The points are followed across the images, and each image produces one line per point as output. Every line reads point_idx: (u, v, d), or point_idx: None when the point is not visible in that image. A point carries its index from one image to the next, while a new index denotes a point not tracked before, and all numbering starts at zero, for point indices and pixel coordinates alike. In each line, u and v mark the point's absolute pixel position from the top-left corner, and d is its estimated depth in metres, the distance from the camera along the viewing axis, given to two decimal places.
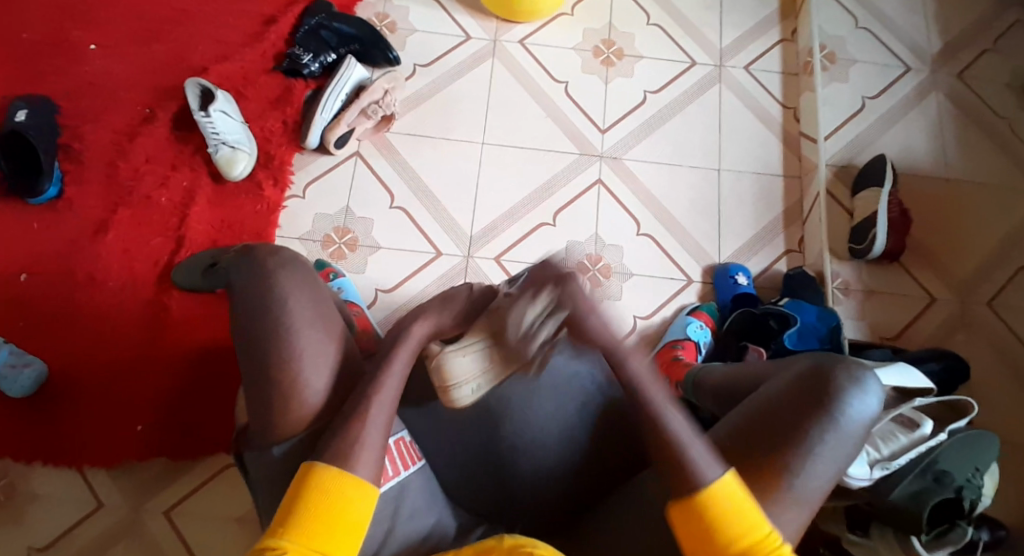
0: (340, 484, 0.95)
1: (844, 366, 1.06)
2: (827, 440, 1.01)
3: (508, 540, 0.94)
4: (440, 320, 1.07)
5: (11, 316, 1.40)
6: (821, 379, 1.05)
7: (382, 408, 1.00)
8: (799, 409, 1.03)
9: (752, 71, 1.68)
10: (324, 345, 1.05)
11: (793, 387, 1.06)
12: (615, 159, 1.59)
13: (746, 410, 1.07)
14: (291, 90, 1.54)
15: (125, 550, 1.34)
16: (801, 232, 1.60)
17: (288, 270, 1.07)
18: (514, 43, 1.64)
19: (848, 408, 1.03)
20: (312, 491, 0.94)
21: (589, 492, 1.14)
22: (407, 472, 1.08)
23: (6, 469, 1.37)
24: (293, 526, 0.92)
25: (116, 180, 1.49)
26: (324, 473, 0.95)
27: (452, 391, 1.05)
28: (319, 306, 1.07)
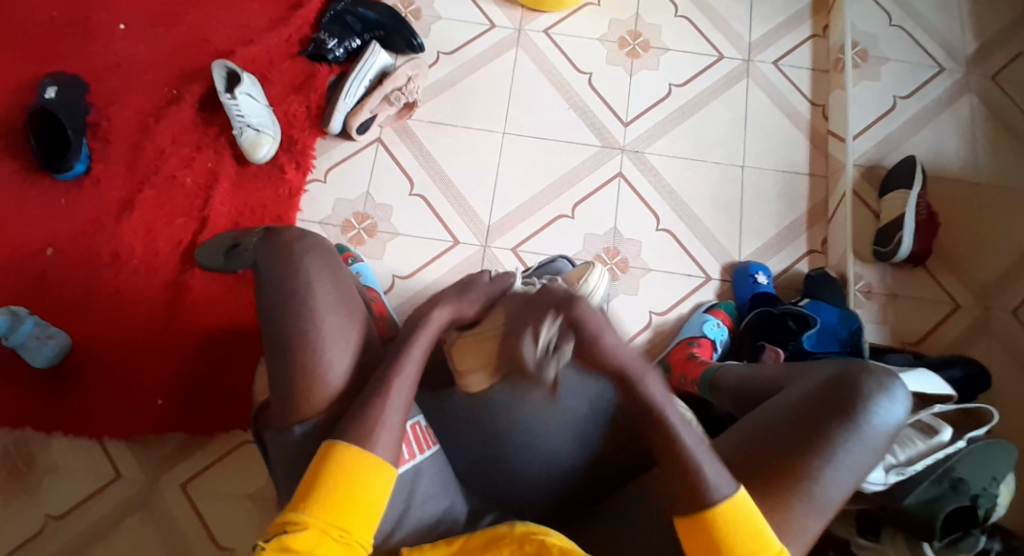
0: (349, 463, 0.96)
1: (872, 374, 1.05)
2: (852, 448, 1.00)
3: (519, 528, 0.96)
4: (451, 314, 1.07)
5: (37, 289, 1.44)
6: (847, 384, 1.04)
7: (400, 392, 1.02)
8: (823, 418, 1.02)
9: (780, 66, 1.65)
10: (346, 328, 1.05)
11: (819, 391, 1.05)
12: (636, 153, 1.58)
13: (767, 413, 1.06)
14: (315, 75, 1.55)
15: (140, 522, 1.38)
16: (824, 232, 1.58)
17: (311, 256, 1.07)
18: (539, 32, 1.62)
19: (874, 417, 1.02)
20: (323, 470, 0.96)
21: (596, 488, 1.15)
22: (421, 457, 1.07)
23: (25, 438, 1.41)
24: (308, 503, 0.94)
25: (142, 160, 1.51)
26: (335, 452, 0.96)
27: (466, 376, 1.10)
28: (344, 292, 1.07)
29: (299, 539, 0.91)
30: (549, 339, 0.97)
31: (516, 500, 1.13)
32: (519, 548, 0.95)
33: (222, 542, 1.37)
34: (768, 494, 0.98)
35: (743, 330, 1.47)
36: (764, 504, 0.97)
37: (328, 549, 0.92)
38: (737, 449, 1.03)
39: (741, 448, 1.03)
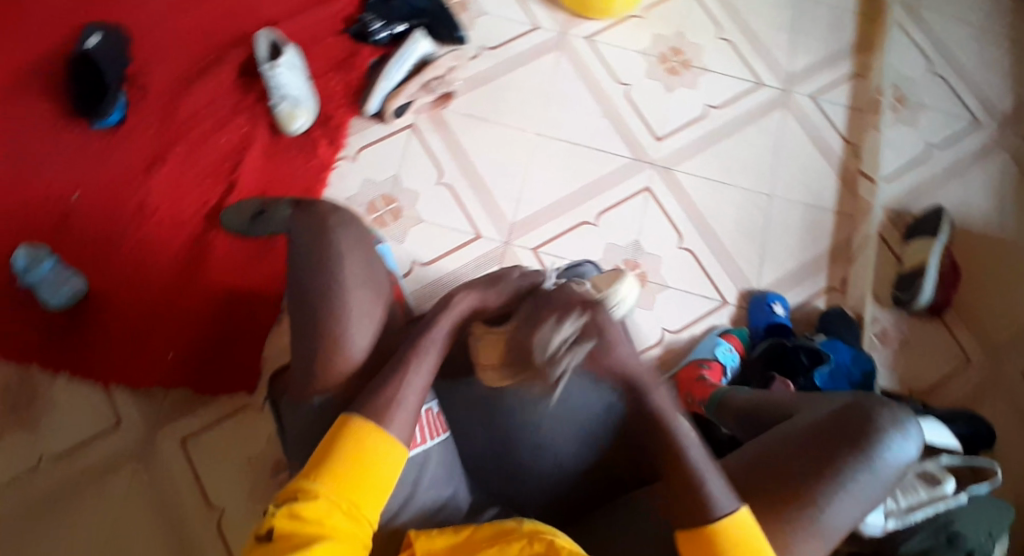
0: (364, 439, 0.95)
1: (887, 406, 1.05)
2: (862, 479, 0.99)
3: (525, 525, 0.95)
4: (475, 300, 1.07)
5: (59, 231, 1.45)
6: (861, 415, 1.04)
7: (418, 376, 1.01)
8: (836, 445, 1.01)
9: (818, 101, 1.66)
10: (370, 307, 1.05)
11: (834, 419, 1.04)
12: (666, 170, 1.58)
13: (776, 435, 1.06)
14: (357, 55, 1.56)
15: (134, 473, 1.38)
16: (844, 271, 1.58)
17: (347, 229, 1.07)
18: (582, 38, 1.63)
19: (886, 450, 1.01)
20: (337, 442, 0.95)
21: (605, 489, 1.11)
22: (431, 443, 1.08)
23: (28, 377, 1.40)
24: (319, 473, 0.93)
25: (177, 118, 1.52)
26: (351, 425, 0.96)
27: (501, 374, 1.10)
28: (370, 269, 1.07)
29: (308, 508, 0.91)
30: (569, 335, 0.97)
31: (518, 494, 1.11)
32: (528, 545, 0.93)
33: (214, 500, 1.38)
34: (777, 512, 0.97)
35: (755, 358, 1.44)
36: (771, 521, 0.97)
37: (335, 522, 0.91)
38: (749, 466, 1.03)
39: (753, 465, 1.03)
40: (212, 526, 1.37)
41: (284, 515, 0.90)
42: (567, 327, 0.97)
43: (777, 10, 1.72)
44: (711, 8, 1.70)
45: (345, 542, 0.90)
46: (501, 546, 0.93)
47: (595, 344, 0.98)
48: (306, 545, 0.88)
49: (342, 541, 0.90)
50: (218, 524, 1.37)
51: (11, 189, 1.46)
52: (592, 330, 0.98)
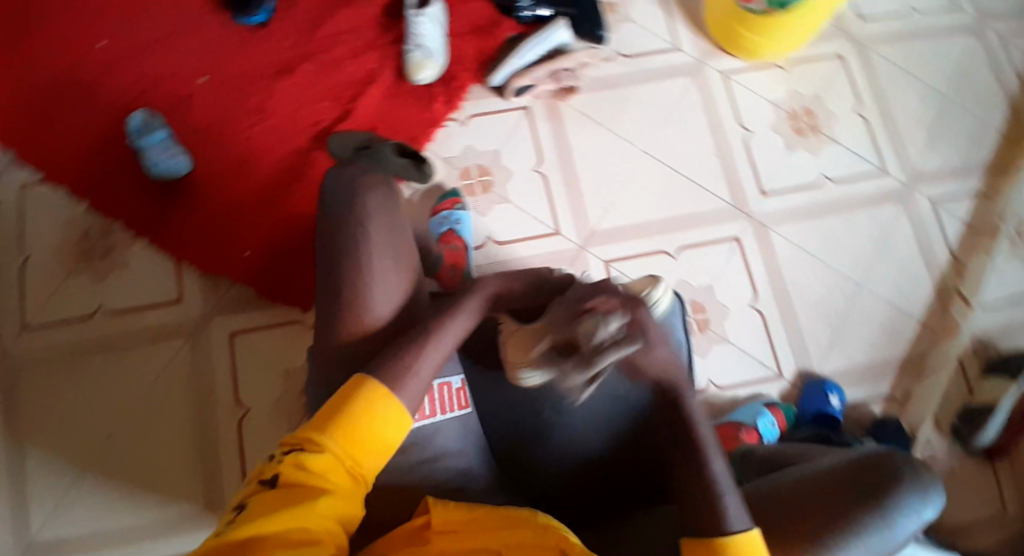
0: (377, 401, 0.98)
1: (913, 466, 0.95)
2: (871, 537, 0.91)
3: (541, 518, 0.98)
4: (502, 284, 1.09)
5: (181, 108, 1.54)
6: (881, 469, 0.94)
7: (436, 352, 1.04)
8: (849, 497, 0.93)
9: (936, 207, 1.57)
10: (394, 274, 1.08)
11: (849, 468, 0.96)
12: (761, 226, 1.54)
13: (786, 477, 0.99)
14: (497, 26, 1.58)
15: (177, 348, 1.47)
16: (910, 385, 1.50)
17: (373, 193, 1.08)
18: (717, 72, 1.61)
19: (900, 512, 0.92)
20: (350, 400, 0.98)
21: (647, 483, 1.12)
22: (443, 418, 1.10)
23: (109, 230, 1.50)
24: (330, 427, 0.96)
25: (315, 36, 1.59)
26: (363, 386, 0.99)
27: (524, 369, 1.08)
28: (398, 234, 1.09)
29: (314, 460, 0.94)
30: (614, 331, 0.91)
31: (550, 469, 1.14)
32: (538, 535, 0.96)
33: (243, 399, 1.46)
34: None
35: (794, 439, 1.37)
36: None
37: (337, 478, 0.95)
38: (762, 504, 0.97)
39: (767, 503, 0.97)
40: (233, 422, 1.45)
41: (291, 464, 0.94)
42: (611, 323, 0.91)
43: (924, 102, 1.62)
44: (858, 79, 1.63)
45: (346, 497, 0.94)
46: (514, 532, 0.96)
47: (639, 345, 0.92)
48: (310, 498, 0.91)
49: (344, 497, 0.94)
50: (238, 422, 1.45)
51: (151, 57, 1.56)
52: (638, 330, 0.92)
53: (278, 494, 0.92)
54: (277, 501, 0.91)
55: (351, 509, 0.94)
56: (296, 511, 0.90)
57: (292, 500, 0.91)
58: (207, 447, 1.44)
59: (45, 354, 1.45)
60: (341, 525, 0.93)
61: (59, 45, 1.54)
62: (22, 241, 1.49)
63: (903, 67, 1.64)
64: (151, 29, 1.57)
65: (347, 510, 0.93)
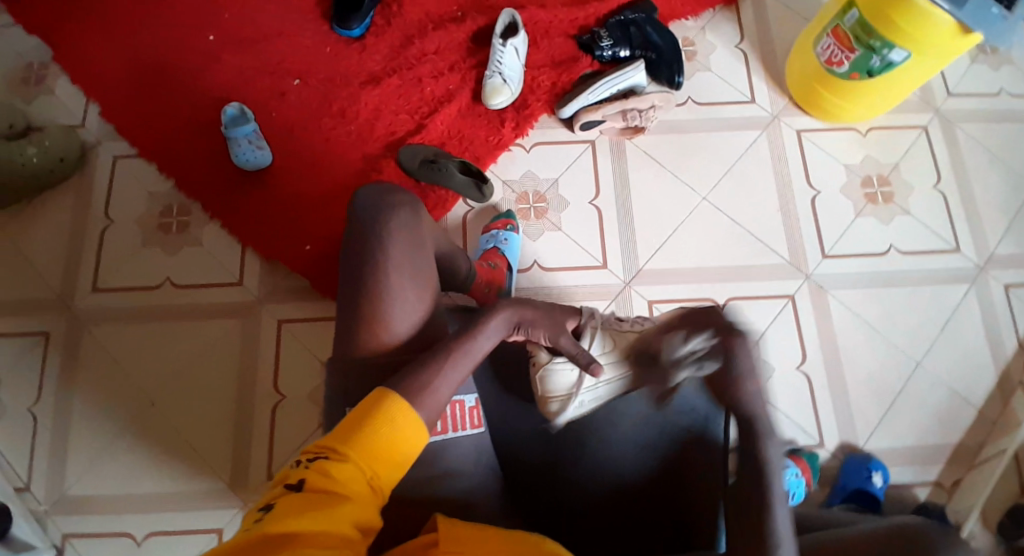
0: (400, 414, 0.98)
1: (951, 541, 0.90)
2: None
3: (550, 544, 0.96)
4: (522, 317, 1.10)
5: (270, 106, 1.63)
6: (915, 537, 0.90)
7: (455, 371, 1.05)
8: None
9: (1010, 294, 1.49)
10: (413, 293, 1.11)
11: (882, 535, 0.92)
12: (819, 289, 1.50)
13: (819, 539, 0.97)
14: (576, 61, 1.61)
15: (229, 326, 1.55)
16: (960, 475, 1.41)
17: (398, 213, 1.13)
18: (792, 129, 1.58)
19: None
20: (374, 411, 0.98)
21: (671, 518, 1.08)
22: (455, 435, 1.10)
23: (190, 210, 1.61)
24: (355, 437, 0.96)
25: (404, 53, 1.65)
26: (387, 399, 0.99)
27: (551, 403, 1.12)
28: (416, 252, 1.13)
29: (337, 468, 0.93)
30: (695, 348, 1.04)
31: (573, 494, 1.11)
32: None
33: (281, 387, 1.52)
34: None
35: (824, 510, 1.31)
36: None
37: (357, 488, 0.93)
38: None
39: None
40: (268, 408, 1.51)
41: (314, 470, 0.93)
42: (697, 340, 1.04)
43: (1008, 187, 1.55)
44: (940, 153, 1.57)
45: (365, 507, 0.93)
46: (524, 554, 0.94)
47: (719, 366, 1.02)
48: (330, 504, 0.90)
49: (363, 505, 0.92)
50: (273, 409, 1.51)
51: (252, 57, 1.66)
52: (719, 352, 1.02)
53: (300, 498, 0.90)
54: (299, 506, 0.89)
55: (370, 519, 0.93)
56: (316, 515, 0.88)
57: (313, 505, 0.90)
58: (241, 427, 1.50)
59: (111, 316, 1.55)
60: (359, 533, 0.91)
61: (175, 39, 1.68)
62: (109, 210, 1.60)
63: (989, 147, 1.57)
64: (257, 32, 1.68)
65: (367, 521, 0.92)
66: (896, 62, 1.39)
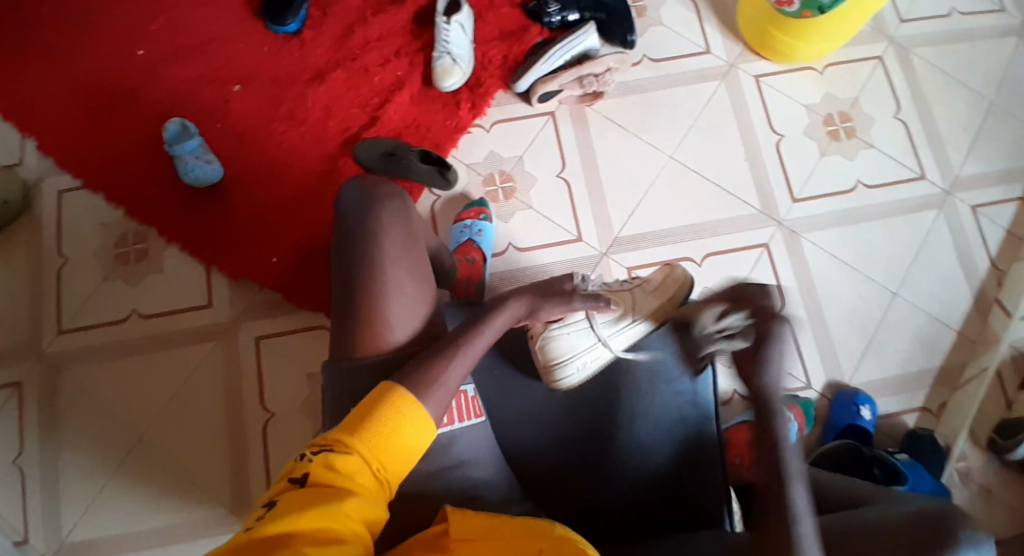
0: (405, 406, 1.00)
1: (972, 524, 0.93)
2: None
3: (559, 529, 0.97)
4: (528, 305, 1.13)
5: (212, 116, 1.56)
6: (938, 520, 0.94)
7: (455, 370, 1.06)
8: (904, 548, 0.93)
9: (978, 214, 1.51)
10: (413, 292, 1.10)
11: (909, 521, 0.95)
12: (793, 233, 1.51)
13: (837, 523, 1.00)
14: (525, 31, 1.56)
15: (208, 351, 1.51)
16: (945, 397, 1.45)
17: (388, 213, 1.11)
18: (749, 75, 1.57)
19: None
20: (378, 404, 1.00)
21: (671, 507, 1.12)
22: (460, 426, 1.11)
23: (146, 236, 1.55)
24: (361, 429, 0.98)
25: (347, 43, 1.58)
26: (395, 394, 1.01)
27: (556, 373, 1.17)
28: (410, 244, 1.11)
29: (343, 460, 0.95)
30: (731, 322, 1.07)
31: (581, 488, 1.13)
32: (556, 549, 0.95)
33: (269, 403, 1.49)
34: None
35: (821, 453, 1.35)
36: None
37: (364, 480, 0.96)
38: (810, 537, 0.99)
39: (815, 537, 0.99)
40: (258, 426, 1.48)
41: (320, 464, 0.95)
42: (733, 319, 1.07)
43: (967, 108, 1.56)
44: (897, 82, 1.57)
45: (372, 499, 0.95)
46: (532, 541, 0.96)
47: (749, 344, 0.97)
48: (338, 497, 0.92)
49: (370, 498, 0.95)
50: (264, 426, 1.48)
51: (187, 65, 1.58)
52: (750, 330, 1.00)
53: (305, 492, 0.93)
54: (306, 500, 0.92)
55: (377, 511, 0.95)
56: (322, 509, 0.91)
57: (319, 499, 0.92)
58: (234, 449, 1.47)
59: (84, 356, 1.50)
60: (367, 527, 0.93)
61: (103, 55, 1.59)
62: (62, 245, 1.54)
63: (946, 70, 1.58)
64: (189, 37, 1.60)
65: (374, 513, 0.94)
66: None
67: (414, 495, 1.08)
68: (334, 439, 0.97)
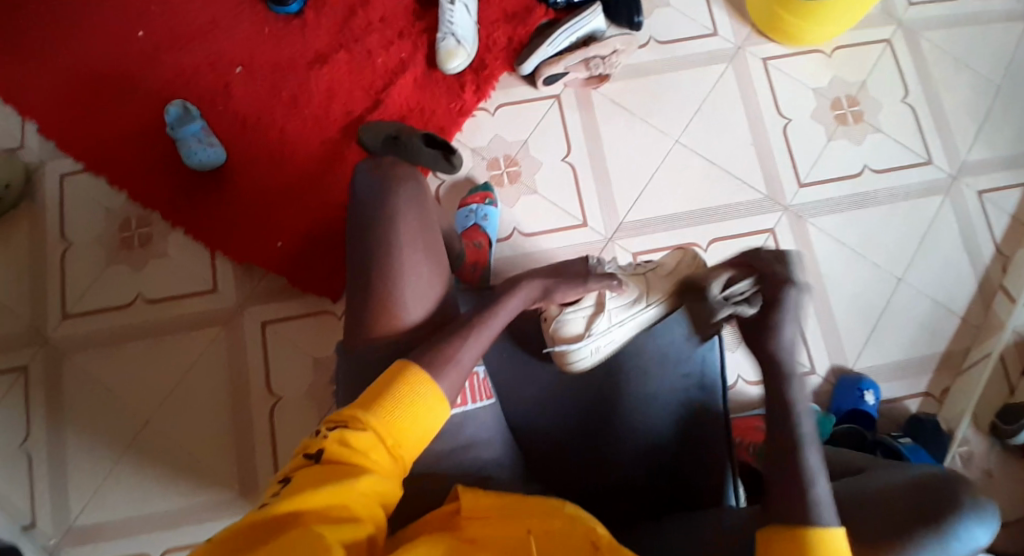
0: (420, 383, 1.01)
1: (970, 489, 0.95)
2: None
3: (569, 507, 1.01)
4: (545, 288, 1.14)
5: (214, 99, 1.55)
6: (937, 485, 0.95)
7: (468, 352, 1.07)
8: (904, 512, 0.95)
9: (984, 199, 1.51)
10: (423, 279, 1.12)
11: (908, 484, 0.97)
12: (799, 218, 1.50)
13: (838, 489, 1.01)
14: (530, 12, 1.54)
15: (213, 335, 1.51)
16: (948, 382, 1.46)
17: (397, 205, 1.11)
18: (757, 57, 1.55)
19: (955, 532, 0.93)
20: (394, 382, 1.01)
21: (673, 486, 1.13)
22: (474, 406, 1.12)
23: (149, 220, 1.54)
24: (376, 406, 0.98)
25: (349, 24, 1.56)
26: (411, 371, 1.02)
27: (568, 356, 1.17)
28: (425, 230, 1.12)
29: (357, 438, 0.96)
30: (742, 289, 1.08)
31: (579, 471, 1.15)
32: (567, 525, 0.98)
33: (276, 388, 1.50)
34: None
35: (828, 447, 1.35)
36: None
37: (378, 456, 0.96)
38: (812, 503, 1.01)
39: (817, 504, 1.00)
40: (265, 410, 1.49)
41: (335, 440, 0.96)
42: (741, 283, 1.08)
43: (975, 91, 1.55)
44: (905, 65, 1.56)
45: (386, 476, 0.96)
46: (543, 519, 0.98)
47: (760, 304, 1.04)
48: (352, 475, 0.93)
49: (384, 475, 0.95)
50: (271, 411, 1.49)
51: (188, 47, 1.56)
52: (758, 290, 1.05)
53: (319, 469, 0.94)
54: (320, 477, 0.93)
55: (391, 488, 0.96)
56: (336, 487, 0.92)
57: (334, 476, 0.93)
58: (241, 434, 1.48)
59: (88, 341, 1.50)
60: (380, 504, 0.94)
61: (102, 37, 1.57)
62: (65, 230, 1.53)
63: (954, 52, 1.56)
64: (190, 17, 1.58)
65: (387, 491, 0.95)
66: None
67: (422, 481, 1.09)
68: (350, 416, 0.98)
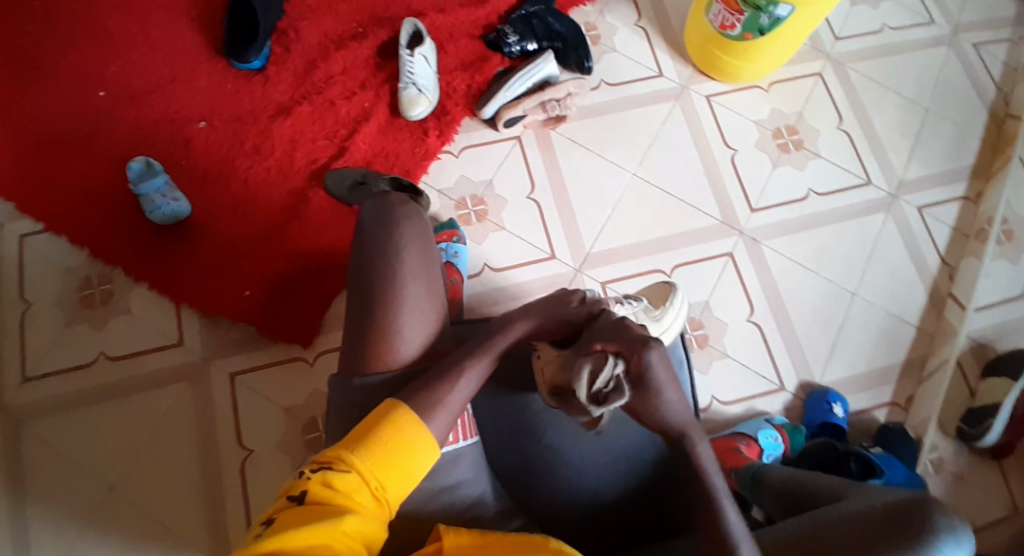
0: (406, 425, 1.00)
1: (945, 509, 0.98)
2: None
3: (554, 543, 0.96)
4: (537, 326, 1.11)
5: (178, 155, 1.56)
6: (915, 513, 0.98)
7: (461, 391, 1.06)
8: (888, 536, 0.97)
9: (923, 214, 1.61)
10: (427, 306, 1.14)
11: (890, 511, 0.99)
12: (753, 241, 1.57)
13: (823, 517, 1.03)
14: (486, 61, 1.62)
15: (178, 390, 1.47)
16: (911, 390, 1.52)
17: (388, 231, 1.15)
18: (701, 95, 1.66)
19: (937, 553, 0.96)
20: (381, 423, 1.00)
21: (665, 520, 1.12)
22: (464, 443, 1.11)
23: (110, 278, 1.51)
24: (361, 446, 0.98)
25: (311, 78, 1.61)
26: (398, 413, 1.01)
27: None
28: (423, 254, 1.16)
29: (342, 479, 0.95)
30: None
31: (566, 505, 1.13)
32: None
33: (244, 443, 1.45)
34: None
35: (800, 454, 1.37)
36: None
37: (363, 498, 0.95)
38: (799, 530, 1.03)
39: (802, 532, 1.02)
40: (235, 465, 1.44)
41: (320, 481, 0.94)
42: None
43: (905, 116, 1.68)
44: (836, 95, 1.68)
45: (371, 519, 0.94)
46: None
47: None
48: (336, 516, 0.92)
49: (370, 517, 0.94)
50: (240, 466, 1.44)
51: (149, 106, 1.58)
52: None
53: (304, 511, 0.92)
54: (304, 518, 0.91)
55: (376, 530, 0.94)
56: (318, 528, 0.90)
57: (316, 517, 0.91)
58: (209, 492, 1.42)
59: (48, 404, 1.44)
60: (364, 545, 0.93)
61: (61, 97, 1.57)
62: (23, 291, 1.50)
63: (880, 84, 1.70)
64: (150, 78, 1.60)
65: (372, 533, 0.94)
66: (783, 17, 1.47)
67: (416, 508, 1.07)
68: (334, 455, 0.97)
